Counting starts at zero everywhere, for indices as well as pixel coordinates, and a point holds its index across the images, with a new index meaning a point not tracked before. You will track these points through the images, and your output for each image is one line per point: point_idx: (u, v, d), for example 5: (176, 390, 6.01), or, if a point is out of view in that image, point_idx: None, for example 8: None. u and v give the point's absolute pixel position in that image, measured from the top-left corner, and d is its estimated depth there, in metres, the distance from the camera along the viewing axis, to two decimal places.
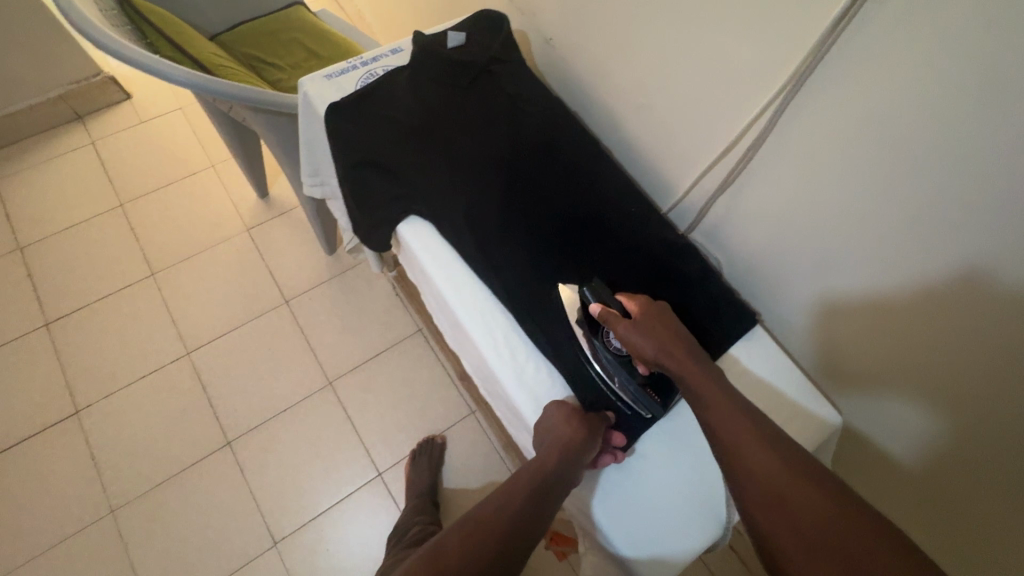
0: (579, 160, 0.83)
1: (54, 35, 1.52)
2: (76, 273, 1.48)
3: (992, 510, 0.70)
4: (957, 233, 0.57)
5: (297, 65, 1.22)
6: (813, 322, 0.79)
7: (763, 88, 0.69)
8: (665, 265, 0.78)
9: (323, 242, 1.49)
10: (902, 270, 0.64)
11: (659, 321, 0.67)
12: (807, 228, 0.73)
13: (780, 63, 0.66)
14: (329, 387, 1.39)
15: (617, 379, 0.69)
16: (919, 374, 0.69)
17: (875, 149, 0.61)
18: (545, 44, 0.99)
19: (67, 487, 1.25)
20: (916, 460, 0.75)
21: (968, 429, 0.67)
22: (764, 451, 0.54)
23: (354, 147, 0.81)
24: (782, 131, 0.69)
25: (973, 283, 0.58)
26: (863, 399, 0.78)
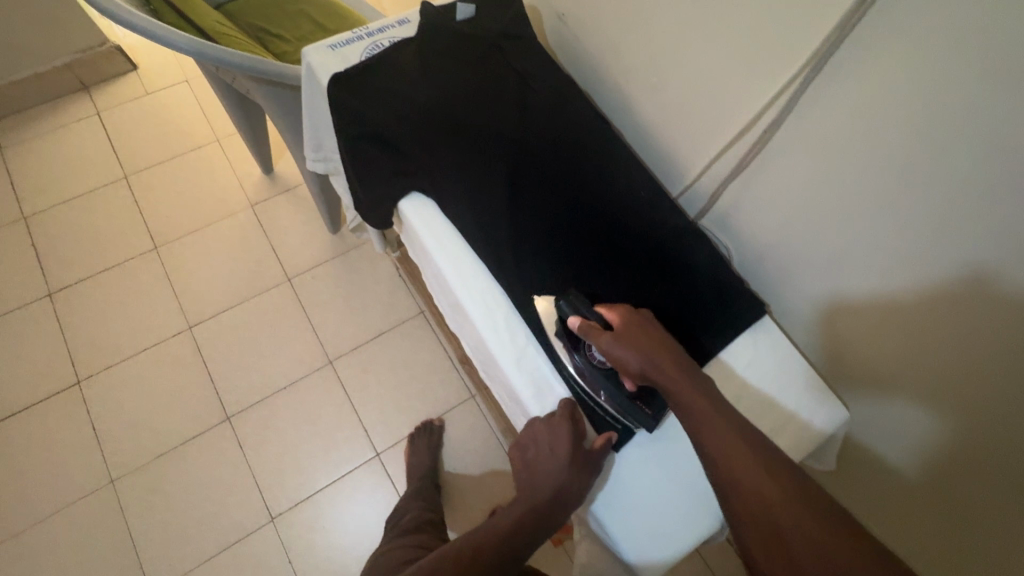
0: (587, 140, 0.81)
1: (59, 2, 1.50)
2: (80, 244, 1.48)
3: (991, 517, 0.70)
4: (979, 229, 0.54)
5: (303, 38, 1.19)
6: (823, 316, 0.77)
7: (782, 68, 0.65)
8: (671, 252, 0.76)
9: (327, 220, 1.47)
10: (919, 267, 0.61)
11: (642, 330, 0.64)
12: (821, 220, 0.70)
13: (801, 42, 0.62)
14: (330, 366, 1.38)
15: (604, 392, 0.67)
16: (931, 377, 0.67)
17: (895, 144, 0.58)
18: (557, 20, 0.96)
19: (69, 456, 1.26)
20: (920, 463, 0.75)
21: (974, 437, 0.65)
22: (762, 475, 0.53)
23: (355, 119, 0.77)
24: (799, 115, 0.66)
25: (991, 288, 0.56)
26: (871, 397, 0.76)
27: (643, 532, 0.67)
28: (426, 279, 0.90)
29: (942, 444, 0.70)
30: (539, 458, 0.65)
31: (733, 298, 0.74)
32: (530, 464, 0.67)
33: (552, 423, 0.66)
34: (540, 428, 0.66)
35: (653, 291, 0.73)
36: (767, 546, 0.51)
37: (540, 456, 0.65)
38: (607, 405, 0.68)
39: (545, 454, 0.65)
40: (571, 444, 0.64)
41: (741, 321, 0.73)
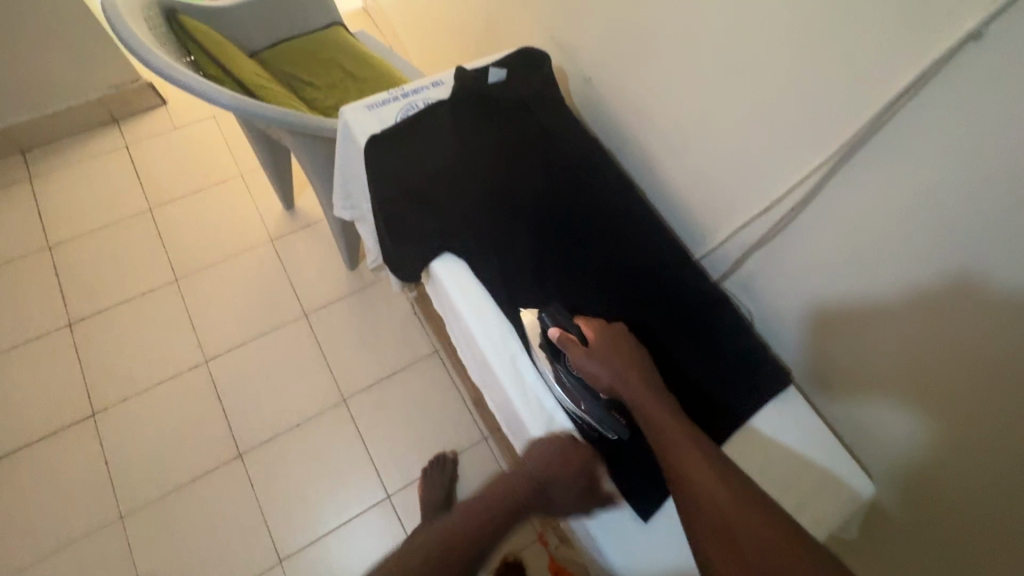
0: (614, 204, 0.83)
1: (98, 41, 1.57)
2: (101, 274, 1.50)
3: (972, 538, 0.68)
4: (958, 231, 0.56)
5: (334, 86, 1.24)
6: (804, 322, 0.79)
7: (815, 151, 0.67)
8: (696, 319, 0.77)
9: (346, 257, 1.50)
10: (899, 270, 0.63)
11: (614, 346, 0.69)
12: (801, 224, 0.73)
13: (835, 128, 0.64)
14: (343, 404, 1.39)
15: (584, 404, 0.69)
16: (910, 386, 0.68)
17: (897, 162, 0.60)
18: (584, 83, 1.00)
19: (78, 489, 1.25)
20: (895, 477, 0.74)
21: (955, 447, 0.65)
22: (716, 483, 0.56)
23: (390, 180, 0.80)
24: (830, 195, 0.68)
25: (975, 298, 0.57)
26: (850, 406, 0.77)
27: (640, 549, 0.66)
28: (451, 335, 0.90)
29: (919, 457, 0.70)
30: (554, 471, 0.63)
31: (757, 365, 0.75)
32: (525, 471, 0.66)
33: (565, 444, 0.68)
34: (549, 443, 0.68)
35: (673, 358, 0.74)
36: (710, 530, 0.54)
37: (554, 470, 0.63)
38: (585, 415, 0.69)
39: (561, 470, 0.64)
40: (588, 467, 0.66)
41: (766, 389, 0.73)
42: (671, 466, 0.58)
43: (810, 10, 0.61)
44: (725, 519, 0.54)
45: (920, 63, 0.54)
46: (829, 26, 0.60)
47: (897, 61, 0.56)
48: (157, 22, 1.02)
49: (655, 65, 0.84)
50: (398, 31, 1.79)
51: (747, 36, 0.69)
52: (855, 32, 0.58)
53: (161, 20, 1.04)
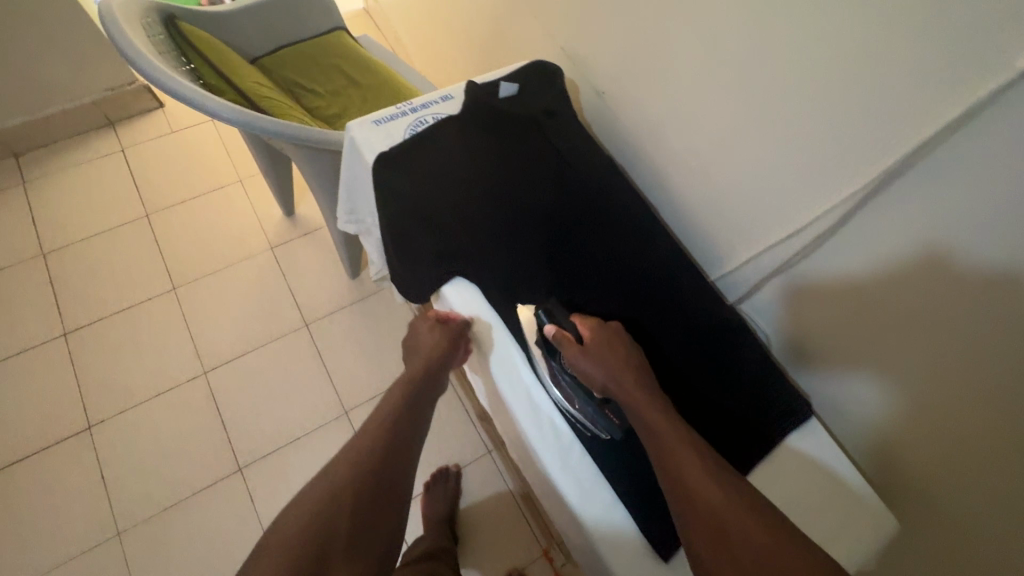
0: (631, 227, 0.80)
1: (94, 43, 1.53)
2: (97, 282, 1.47)
3: (941, 513, 0.69)
4: (931, 201, 0.58)
5: (337, 93, 1.21)
6: (780, 297, 0.80)
7: (848, 179, 0.65)
8: (716, 348, 0.75)
9: (348, 266, 1.47)
10: (876, 241, 0.65)
11: (609, 346, 0.69)
12: (776, 199, 0.75)
13: (871, 158, 0.62)
14: (344, 417, 1.36)
15: (577, 401, 0.71)
16: (881, 358, 0.69)
17: (892, 135, 0.59)
18: (596, 97, 0.98)
19: (74, 506, 1.23)
20: (865, 448, 0.76)
21: (930, 423, 0.66)
22: (701, 470, 0.58)
23: (399, 201, 0.77)
24: (860, 222, 0.66)
25: (950, 262, 0.58)
26: (823, 380, 0.78)
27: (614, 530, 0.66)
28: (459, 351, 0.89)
29: (892, 424, 0.71)
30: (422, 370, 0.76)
31: (778, 392, 0.73)
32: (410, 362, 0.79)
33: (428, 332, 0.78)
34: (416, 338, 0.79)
35: (691, 385, 0.72)
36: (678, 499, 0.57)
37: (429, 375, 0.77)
38: (579, 413, 0.71)
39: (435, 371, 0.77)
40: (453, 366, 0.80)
41: (788, 418, 0.71)
42: (659, 453, 0.60)
43: (832, 33, 0.60)
44: (695, 489, 0.57)
45: (971, 96, 0.51)
46: (852, 49, 0.59)
47: (924, 86, 0.55)
48: (156, 29, 0.99)
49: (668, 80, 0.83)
50: (401, 35, 1.76)
51: (765, 56, 0.68)
52: (879, 56, 0.57)
53: (159, 26, 1.00)
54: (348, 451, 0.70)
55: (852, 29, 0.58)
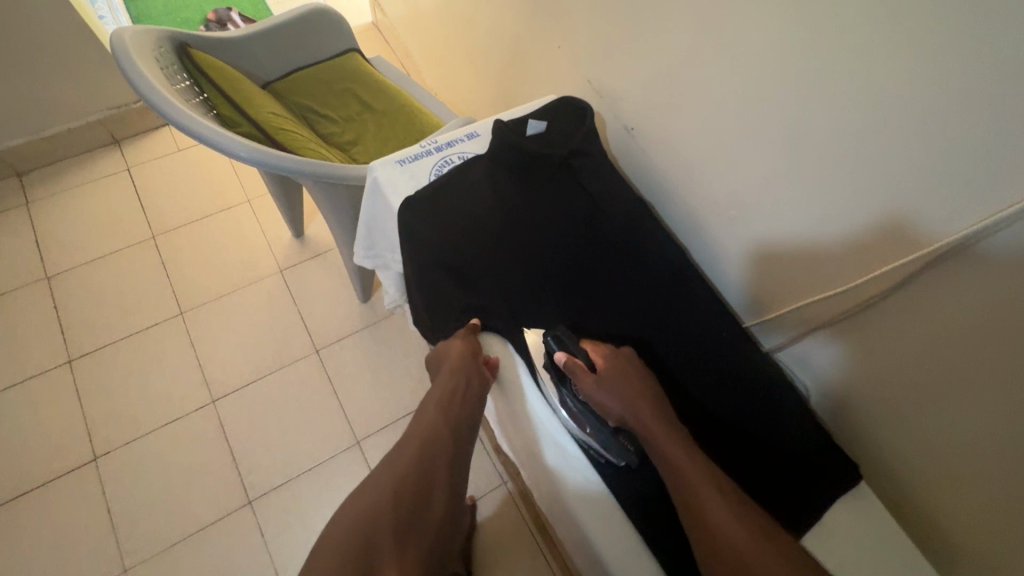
0: (663, 272, 0.78)
1: (99, 62, 1.51)
2: (103, 306, 1.44)
3: (905, 475, 0.72)
4: (886, 169, 0.61)
5: (351, 118, 1.18)
6: (746, 258, 0.85)
7: (911, 243, 0.62)
8: (762, 406, 0.71)
9: (360, 290, 1.44)
10: (831, 208, 0.69)
11: (623, 375, 0.66)
12: (745, 165, 0.78)
13: (939, 224, 0.58)
14: (356, 447, 1.33)
15: (588, 427, 0.68)
16: (842, 316, 0.73)
17: (908, 164, 0.59)
18: (625, 131, 0.97)
19: (80, 541, 1.19)
20: (830, 402, 0.79)
21: (931, 437, 0.67)
22: (719, 497, 0.55)
23: (427, 248, 0.76)
24: (919, 288, 0.62)
25: (901, 225, 0.62)
26: (786, 335, 0.83)
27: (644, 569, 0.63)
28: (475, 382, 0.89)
29: (852, 379, 0.75)
30: (463, 369, 0.67)
31: (831, 447, 0.70)
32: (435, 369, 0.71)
33: (459, 336, 0.71)
34: (444, 344, 0.70)
35: (734, 444, 0.68)
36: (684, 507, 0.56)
37: (471, 374, 0.68)
38: (590, 440, 0.68)
39: (477, 369, 0.68)
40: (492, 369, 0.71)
41: (846, 475, 0.69)
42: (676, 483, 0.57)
43: (870, 78, 0.59)
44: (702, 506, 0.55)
45: None
46: (888, 96, 0.58)
47: (955, 137, 0.54)
48: (170, 58, 0.97)
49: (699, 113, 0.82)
50: (412, 53, 1.74)
51: (798, 96, 0.67)
52: (914, 104, 0.56)
53: (172, 55, 0.98)
54: (394, 460, 0.62)
55: (890, 77, 0.57)
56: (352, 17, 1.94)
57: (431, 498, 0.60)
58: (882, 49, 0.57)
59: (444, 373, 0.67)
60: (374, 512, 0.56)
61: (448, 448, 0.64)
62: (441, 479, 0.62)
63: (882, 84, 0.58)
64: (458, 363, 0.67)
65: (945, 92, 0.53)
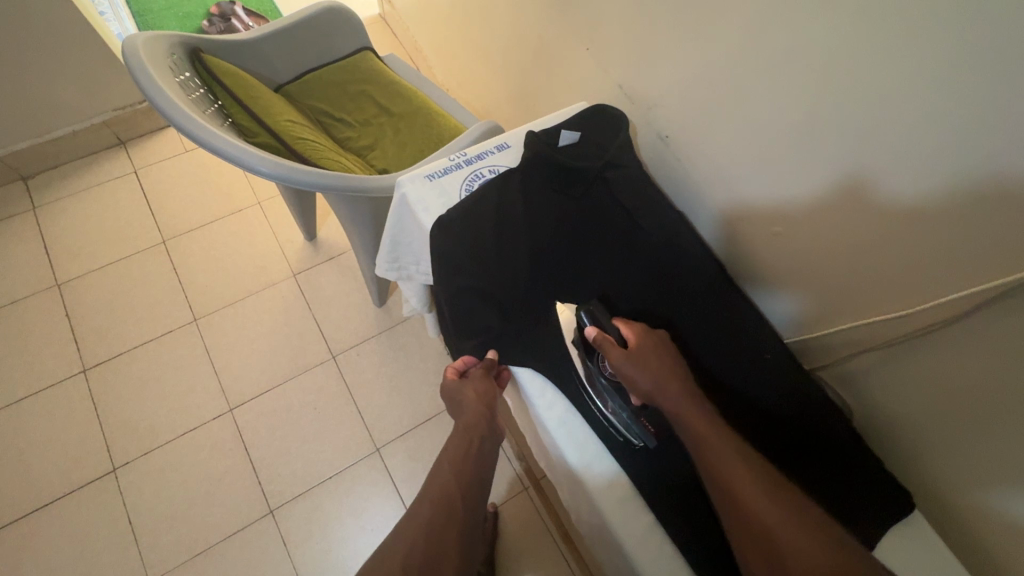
0: (703, 289, 0.76)
1: (103, 62, 1.47)
2: (115, 314, 1.41)
3: (939, 473, 0.69)
4: (903, 169, 0.61)
5: (368, 123, 1.14)
6: (739, 233, 0.88)
7: (973, 272, 0.59)
8: (812, 432, 0.68)
9: (375, 295, 1.42)
10: (842, 195, 0.70)
11: (654, 353, 0.64)
12: (757, 151, 0.78)
13: (996, 256, 0.56)
14: (377, 454, 1.31)
15: (610, 404, 0.67)
16: (844, 286, 0.75)
17: (948, 177, 0.57)
18: (656, 138, 0.95)
19: (101, 553, 1.19)
20: (838, 380, 0.80)
21: (975, 452, 0.64)
22: (755, 485, 0.52)
23: (460, 269, 0.74)
24: (975, 323, 0.60)
25: (916, 223, 0.62)
26: (766, 289, 0.88)
27: None
28: (506, 395, 0.88)
29: (860, 357, 0.76)
30: (477, 425, 0.68)
31: (872, 489, 0.66)
32: (452, 411, 0.71)
33: (474, 380, 0.70)
34: (457, 386, 0.71)
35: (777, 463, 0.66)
36: (713, 481, 0.54)
37: (485, 433, 0.68)
38: (613, 418, 0.68)
39: (490, 416, 0.69)
40: (503, 426, 0.73)
41: (883, 520, 0.65)
42: (712, 471, 0.54)
43: (891, 86, 0.59)
44: (730, 482, 0.53)
45: None
46: (906, 105, 0.58)
47: (993, 155, 0.53)
48: (183, 65, 0.94)
49: (724, 123, 0.81)
50: (423, 47, 1.69)
51: (814, 108, 0.68)
52: (949, 116, 0.55)
53: (185, 61, 0.95)
54: (408, 520, 0.59)
55: (910, 86, 0.57)
56: (360, 8, 1.89)
57: (455, 537, 0.58)
58: (923, 62, 0.55)
59: (458, 431, 0.68)
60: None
61: (464, 507, 0.61)
62: (455, 543, 0.58)
63: (901, 92, 0.58)
64: (471, 415, 0.68)
65: (973, 97, 0.52)
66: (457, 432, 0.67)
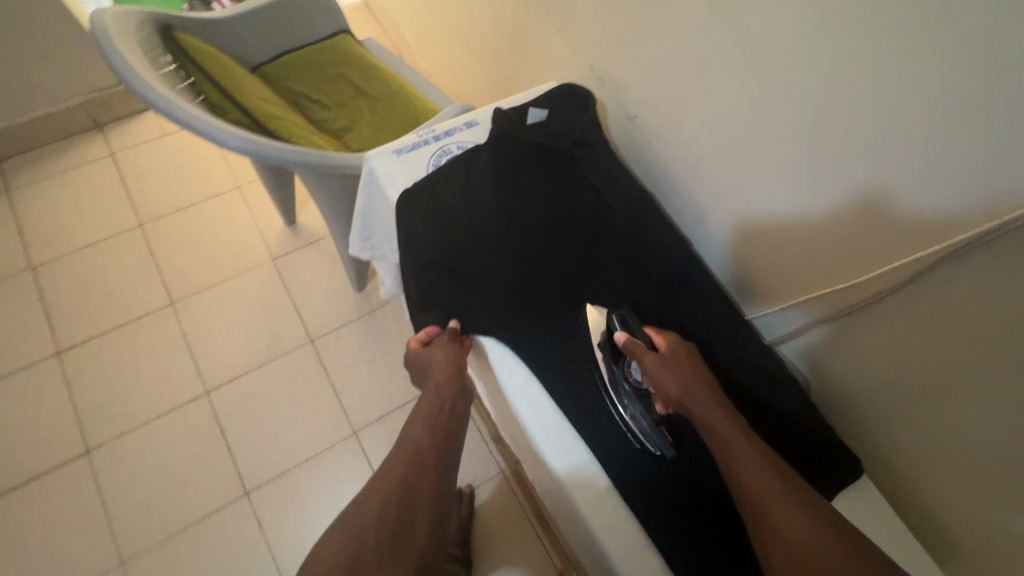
0: (667, 263, 0.77)
1: (78, 43, 1.45)
2: (90, 298, 1.40)
3: (893, 435, 0.72)
4: (853, 140, 0.64)
5: (345, 105, 1.15)
6: (702, 211, 0.90)
7: (916, 239, 0.61)
8: (764, 398, 0.70)
9: (354, 280, 1.42)
10: (797, 168, 0.72)
11: (689, 362, 0.64)
12: (718, 127, 0.80)
13: (937, 220, 0.58)
14: (354, 437, 1.32)
15: (629, 409, 0.66)
16: (801, 260, 0.77)
17: (896, 146, 0.60)
18: (627, 119, 0.96)
19: (74, 535, 1.18)
20: (796, 352, 0.82)
21: (923, 414, 0.67)
22: (787, 501, 0.52)
23: (424, 242, 0.75)
24: (918, 288, 0.63)
25: (864, 191, 0.65)
26: (727, 266, 0.90)
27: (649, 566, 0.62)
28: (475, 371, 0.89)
29: (811, 327, 0.78)
30: (444, 388, 0.67)
31: (820, 454, 0.68)
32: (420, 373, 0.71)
33: (440, 346, 0.69)
34: (423, 352, 0.70)
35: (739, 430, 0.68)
36: (745, 497, 0.54)
37: (454, 395, 0.68)
38: (631, 423, 0.66)
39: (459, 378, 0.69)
40: (470, 386, 0.73)
41: (831, 481, 0.67)
42: (745, 488, 0.54)
43: (842, 58, 0.61)
44: (763, 496, 0.52)
45: None
46: (856, 76, 0.61)
47: (935, 121, 0.55)
48: (154, 41, 0.93)
49: (716, 121, 0.80)
50: (405, 33, 1.69)
51: (803, 103, 0.67)
52: (894, 86, 0.57)
53: (155, 37, 0.94)
54: (377, 481, 0.60)
55: (858, 57, 0.60)
56: None
57: (427, 497, 0.60)
58: (870, 32, 0.58)
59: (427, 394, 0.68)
60: (358, 533, 0.55)
61: (434, 467, 0.62)
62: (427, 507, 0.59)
63: (851, 63, 0.61)
64: (438, 379, 0.67)
65: (915, 66, 0.55)
66: (426, 396, 0.67)
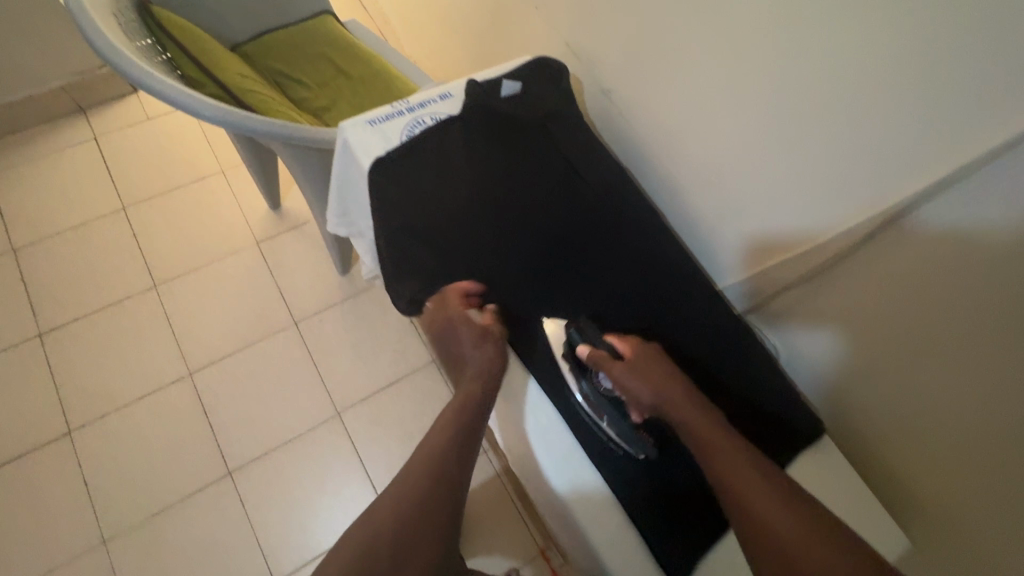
0: (637, 232, 0.79)
1: (59, 24, 1.44)
2: (73, 280, 1.40)
3: (857, 395, 0.75)
4: (817, 102, 0.66)
5: (325, 84, 1.15)
6: (674, 184, 0.91)
7: (879, 192, 0.64)
8: (729, 362, 0.72)
9: (338, 263, 1.43)
10: (766, 134, 0.74)
11: (654, 364, 0.65)
12: (689, 97, 0.82)
13: (897, 172, 0.62)
14: (338, 418, 1.32)
15: (606, 418, 0.67)
16: (770, 225, 0.79)
17: (857, 106, 0.62)
18: (603, 95, 0.97)
19: (56, 514, 1.19)
20: (765, 320, 0.85)
21: (885, 369, 0.70)
22: (767, 493, 0.55)
23: (397, 209, 0.75)
24: (881, 240, 0.66)
25: (829, 151, 0.68)
26: (699, 239, 0.92)
27: (609, 519, 0.65)
28: None
29: (779, 292, 0.81)
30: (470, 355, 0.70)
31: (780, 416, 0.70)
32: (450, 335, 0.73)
33: (452, 315, 0.70)
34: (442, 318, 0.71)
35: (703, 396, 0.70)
36: (728, 494, 0.56)
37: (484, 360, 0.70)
38: (610, 432, 0.67)
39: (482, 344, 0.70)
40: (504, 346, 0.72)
41: (791, 442, 0.70)
42: (727, 485, 0.56)
43: (806, 20, 0.63)
44: (744, 492, 0.55)
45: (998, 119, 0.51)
46: (818, 38, 0.63)
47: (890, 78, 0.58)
48: (130, 15, 0.93)
49: (696, 101, 0.81)
50: (390, 17, 1.69)
51: (770, 69, 0.70)
52: (853, 47, 0.60)
53: (131, 11, 0.94)
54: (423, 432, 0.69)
55: (819, 19, 0.62)
56: None
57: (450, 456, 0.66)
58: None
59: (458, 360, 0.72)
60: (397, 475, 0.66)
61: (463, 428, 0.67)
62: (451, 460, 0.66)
63: (813, 25, 0.63)
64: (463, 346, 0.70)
65: (872, 24, 0.58)
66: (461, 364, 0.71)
